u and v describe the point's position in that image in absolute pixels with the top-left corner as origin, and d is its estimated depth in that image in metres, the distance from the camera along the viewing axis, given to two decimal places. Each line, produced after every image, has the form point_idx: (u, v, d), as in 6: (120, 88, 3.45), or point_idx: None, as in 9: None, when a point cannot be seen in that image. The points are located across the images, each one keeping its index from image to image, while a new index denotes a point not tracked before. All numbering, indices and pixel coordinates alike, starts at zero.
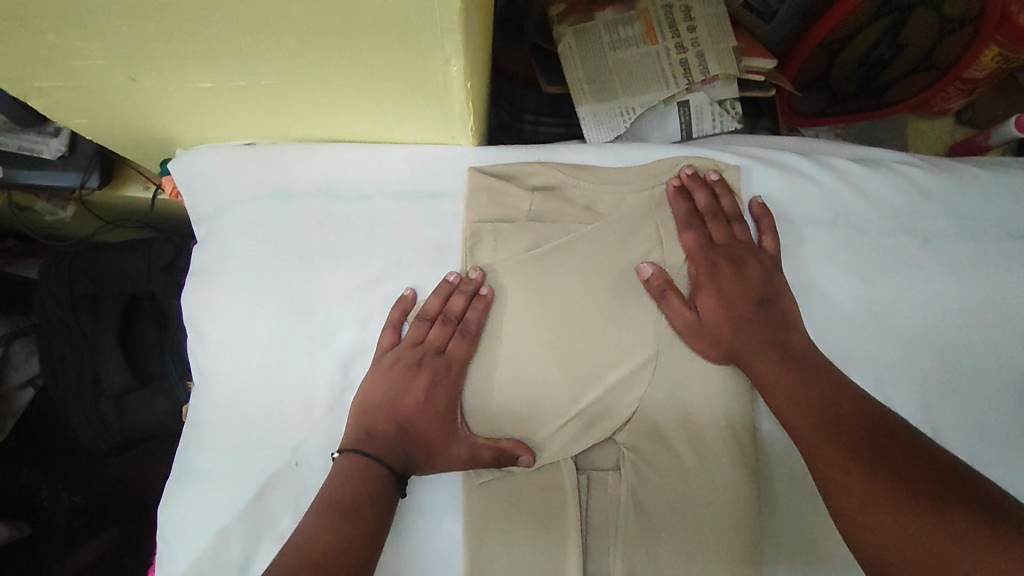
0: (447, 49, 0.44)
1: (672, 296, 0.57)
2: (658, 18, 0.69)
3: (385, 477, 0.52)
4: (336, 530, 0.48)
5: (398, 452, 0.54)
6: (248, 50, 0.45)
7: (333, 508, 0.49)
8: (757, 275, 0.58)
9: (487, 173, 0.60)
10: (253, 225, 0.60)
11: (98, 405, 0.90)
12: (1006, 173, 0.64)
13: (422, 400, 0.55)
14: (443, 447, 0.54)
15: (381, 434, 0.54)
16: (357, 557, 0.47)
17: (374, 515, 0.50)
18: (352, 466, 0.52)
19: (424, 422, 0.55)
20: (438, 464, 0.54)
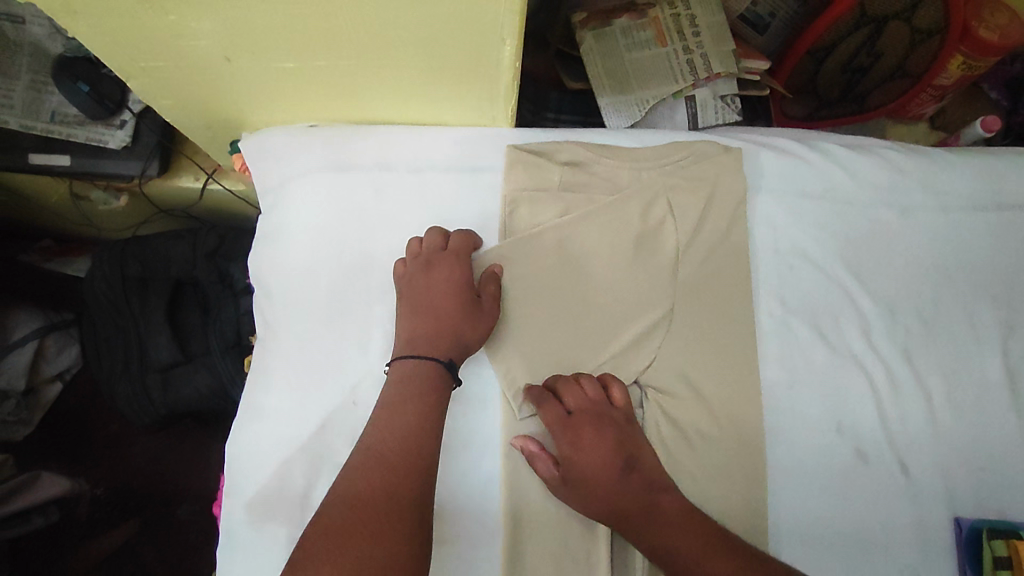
0: (506, 32, 0.53)
1: (540, 460, 0.59)
2: (667, 24, 0.79)
3: (440, 370, 0.58)
4: (393, 433, 0.54)
5: (444, 348, 0.59)
6: (336, 31, 0.54)
7: (389, 415, 0.55)
8: (619, 436, 0.59)
9: (523, 149, 0.69)
10: (317, 194, 0.68)
11: (145, 379, 0.95)
12: (972, 156, 0.73)
13: (445, 290, 0.62)
14: (473, 314, 0.61)
15: (421, 336, 0.60)
16: (418, 454, 0.53)
17: (426, 417, 0.55)
18: (401, 371, 0.58)
19: (452, 307, 0.61)
20: (478, 333, 0.61)
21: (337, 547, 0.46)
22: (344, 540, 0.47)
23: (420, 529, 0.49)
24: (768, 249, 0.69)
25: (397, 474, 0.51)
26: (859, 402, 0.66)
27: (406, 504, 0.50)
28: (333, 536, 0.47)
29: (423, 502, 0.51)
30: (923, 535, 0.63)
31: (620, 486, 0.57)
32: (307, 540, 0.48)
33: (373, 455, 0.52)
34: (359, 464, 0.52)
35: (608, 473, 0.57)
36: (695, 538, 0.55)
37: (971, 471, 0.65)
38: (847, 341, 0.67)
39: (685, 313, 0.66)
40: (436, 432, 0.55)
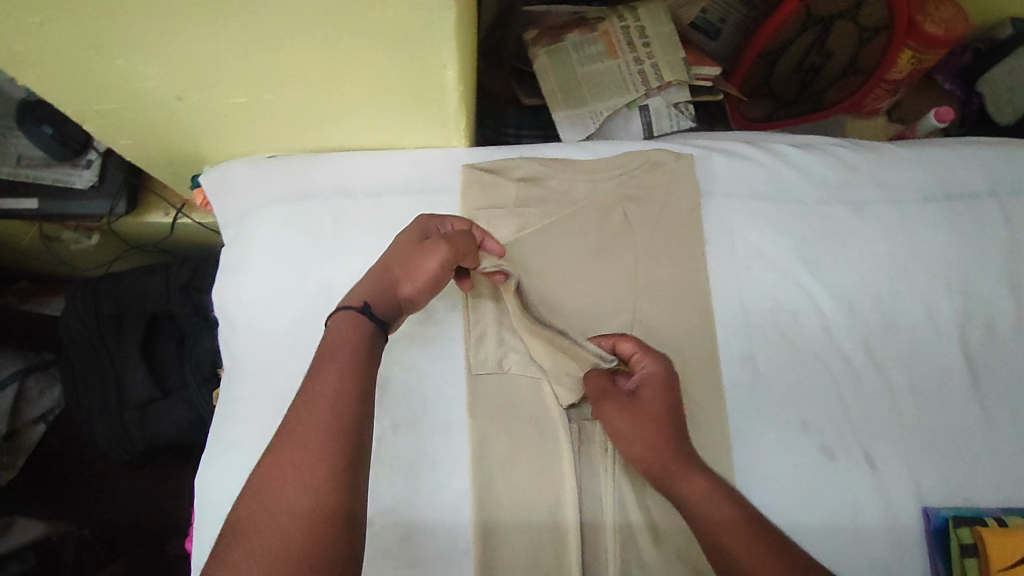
0: (445, 58, 0.54)
1: (607, 411, 0.60)
2: (617, 36, 0.81)
3: (350, 314, 0.55)
4: (308, 404, 0.49)
5: (361, 293, 0.57)
6: (279, 65, 0.55)
7: (305, 387, 0.50)
8: (673, 406, 0.60)
9: (478, 169, 0.70)
10: (278, 225, 0.69)
11: (122, 416, 0.95)
12: (920, 149, 0.75)
13: (394, 243, 0.61)
14: (405, 259, 0.60)
15: (351, 286, 0.59)
16: (337, 424, 0.48)
17: (346, 382, 0.50)
18: (324, 325, 0.56)
19: (388, 257, 0.60)
20: (405, 277, 0.59)
21: (243, 541, 0.42)
22: (250, 533, 0.43)
23: (343, 506, 0.45)
24: (724, 252, 0.70)
25: (312, 450, 0.46)
26: (822, 398, 0.67)
27: (324, 480, 0.45)
28: (239, 530, 0.43)
29: (346, 475, 0.46)
30: (893, 528, 0.64)
31: (671, 450, 0.57)
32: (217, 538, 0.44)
33: (285, 431, 0.48)
34: (271, 444, 0.47)
35: (667, 426, 0.58)
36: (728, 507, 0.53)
37: (937, 461, 0.66)
38: (807, 337, 0.69)
39: (645, 320, 0.67)
40: (359, 396, 0.50)
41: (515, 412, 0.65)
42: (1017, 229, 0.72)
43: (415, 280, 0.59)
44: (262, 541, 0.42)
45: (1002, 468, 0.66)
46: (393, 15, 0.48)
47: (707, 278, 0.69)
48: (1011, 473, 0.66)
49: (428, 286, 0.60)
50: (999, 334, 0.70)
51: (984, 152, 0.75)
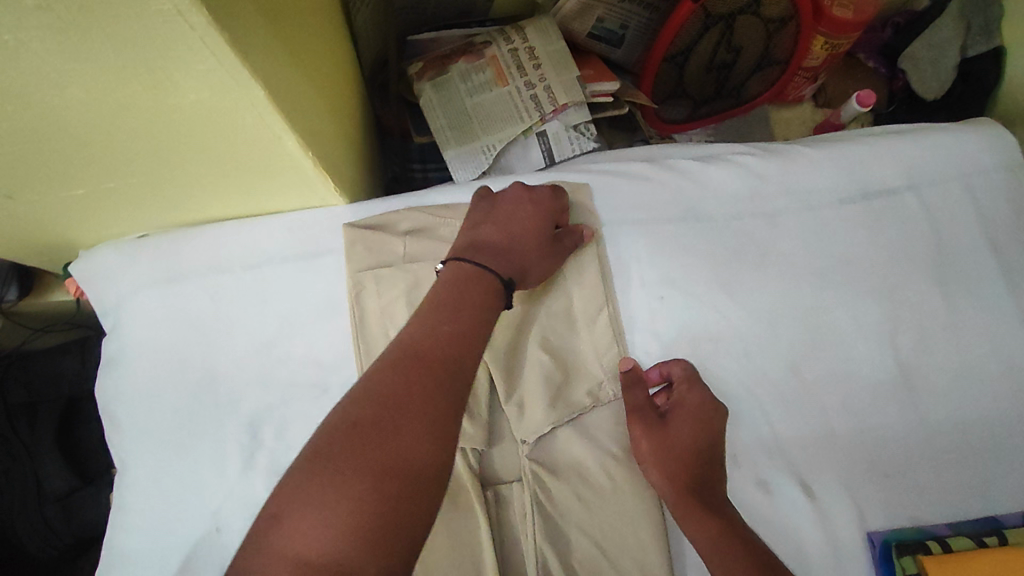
0: (280, 129, 0.48)
1: (635, 425, 0.60)
2: (505, 61, 0.76)
3: (498, 284, 0.55)
4: (437, 335, 0.49)
5: (507, 264, 0.57)
6: (97, 156, 0.49)
7: (433, 317, 0.50)
8: (706, 433, 0.60)
9: (360, 226, 0.65)
10: (154, 312, 0.64)
11: (44, 510, 0.87)
12: (832, 148, 0.71)
13: (525, 215, 0.61)
14: (540, 246, 0.61)
15: (487, 245, 0.58)
16: (460, 365, 0.48)
17: (472, 327, 0.51)
18: (460, 272, 0.55)
19: (526, 233, 0.60)
20: (535, 268, 0.61)
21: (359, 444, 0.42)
22: (364, 438, 0.42)
23: (452, 441, 0.45)
24: (634, 284, 0.66)
25: (436, 381, 0.46)
26: (752, 429, 0.63)
27: (443, 414, 0.45)
28: (354, 431, 0.42)
29: (458, 416, 0.46)
30: (837, 559, 0.60)
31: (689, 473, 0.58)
32: (321, 433, 0.43)
33: (412, 352, 0.47)
34: (396, 359, 0.47)
35: (701, 441, 0.60)
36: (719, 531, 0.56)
37: (878, 480, 0.62)
38: (730, 365, 0.64)
39: (561, 367, 0.63)
40: (478, 343, 0.51)
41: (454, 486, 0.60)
42: (938, 224, 0.69)
43: (540, 273, 0.61)
44: (377, 452, 0.42)
45: (946, 481, 0.62)
46: (194, 98, 0.42)
47: (616, 316, 0.65)
48: (955, 485, 0.62)
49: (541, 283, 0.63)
50: (930, 337, 0.66)
51: (897, 145, 0.71)
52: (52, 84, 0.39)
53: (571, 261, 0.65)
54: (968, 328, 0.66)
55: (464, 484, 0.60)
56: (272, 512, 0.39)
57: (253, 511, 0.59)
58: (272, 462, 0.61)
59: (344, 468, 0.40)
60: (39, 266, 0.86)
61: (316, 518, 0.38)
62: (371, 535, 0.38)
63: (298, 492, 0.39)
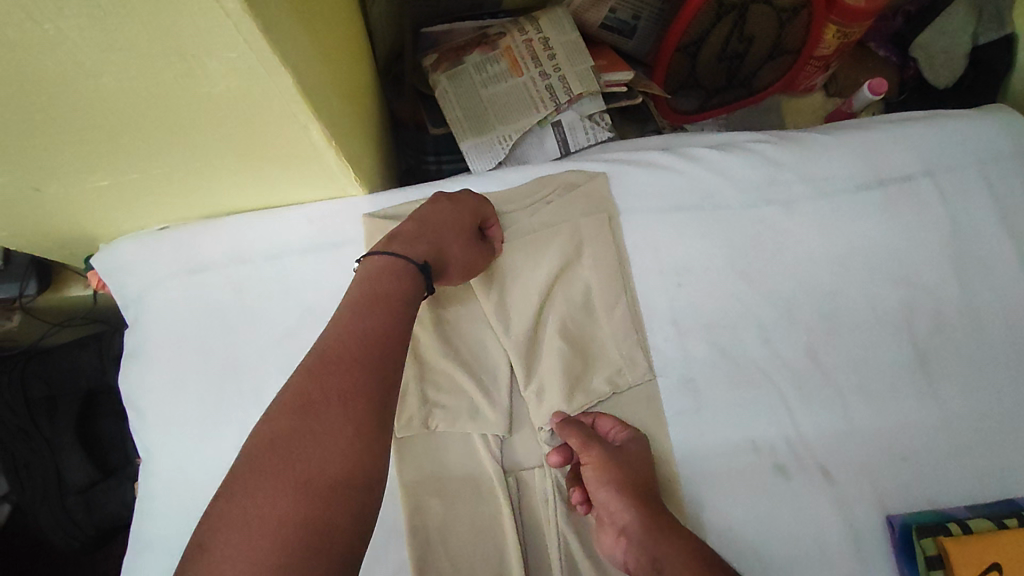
0: (305, 118, 0.49)
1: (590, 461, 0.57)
2: (519, 51, 0.76)
3: (409, 267, 0.55)
4: (354, 337, 0.49)
5: (419, 248, 0.57)
6: (125, 147, 0.49)
7: (349, 321, 0.50)
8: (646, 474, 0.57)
9: (379, 217, 0.66)
10: (177, 303, 0.65)
11: (65, 503, 0.89)
12: (847, 136, 0.71)
13: (441, 204, 0.61)
14: (458, 230, 0.60)
15: (401, 234, 0.58)
16: (381, 363, 0.48)
17: (388, 324, 0.51)
18: (374, 265, 0.55)
19: (443, 218, 0.60)
20: (455, 252, 0.60)
21: (280, 462, 0.42)
22: (286, 455, 0.42)
23: (379, 442, 0.45)
24: (651, 271, 0.67)
25: (356, 384, 0.46)
26: (770, 413, 0.63)
27: (366, 415, 0.45)
28: (274, 449, 0.42)
29: (382, 415, 0.47)
30: (858, 541, 0.60)
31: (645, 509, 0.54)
32: (241, 459, 0.42)
33: (328, 360, 0.47)
34: (314, 369, 0.47)
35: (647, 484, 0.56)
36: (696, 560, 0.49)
37: (896, 463, 0.62)
38: (748, 351, 0.65)
39: (580, 354, 0.64)
40: (396, 339, 0.51)
41: (478, 472, 0.61)
42: (954, 210, 0.69)
43: (462, 258, 0.61)
44: (301, 468, 0.42)
45: (964, 465, 0.62)
46: (223, 86, 0.43)
47: (633, 303, 0.65)
48: (974, 468, 0.62)
49: (466, 272, 0.62)
50: (947, 322, 0.66)
51: (913, 132, 0.71)
52: (86, 72, 0.39)
53: (589, 247, 0.66)
54: (985, 314, 0.67)
55: (489, 470, 0.60)
56: (195, 548, 0.38)
57: None
58: None
59: (269, 489, 0.40)
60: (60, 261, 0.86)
61: (244, 539, 0.38)
62: (304, 544, 0.39)
63: (221, 521, 0.39)
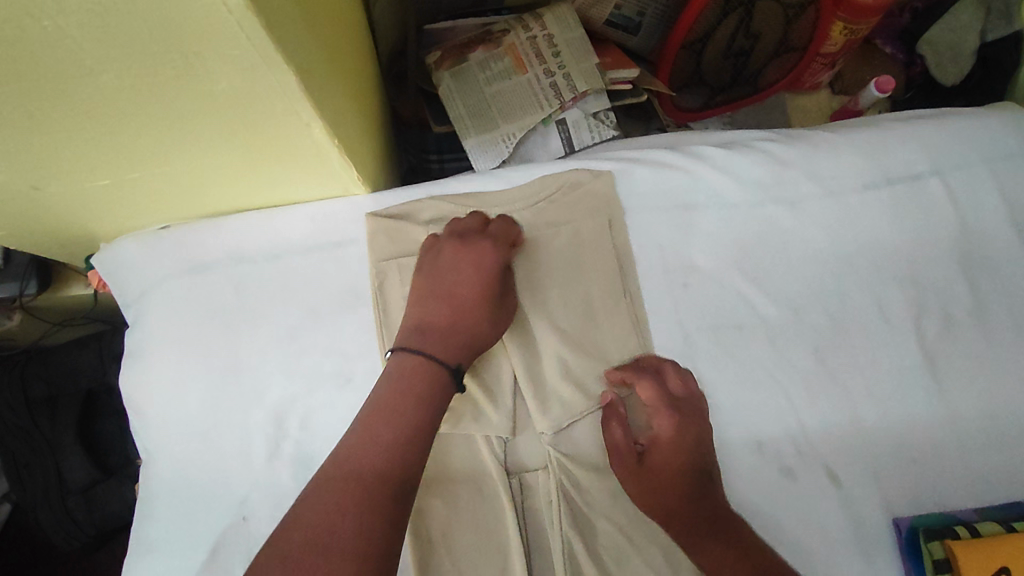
0: (308, 117, 0.48)
1: (618, 452, 0.58)
2: (524, 49, 0.76)
3: (444, 375, 0.53)
4: (376, 449, 0.49)
5: (451, 346, 0.55)
6: (126, 145, 0.49)
7: (372, 428, 0.50)
8: (696, 442, 0.57)
9: (382, 216, 0.65)
10: (179, 303, 0.64)
11: (66, 503, 0.88)
12: (855, 135, 0.70)
13: (467, 279, 0.58)
14: (491, 312, 0.58)
15: (430, 327, 0.56)
16: (401, 477, 0.48)
17: (412, 433, 0.50)
18: (404, 365, 0.53)
19: (472, 300, 0.58)
20: (492, 335, 0.58)
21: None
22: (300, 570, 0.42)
23: (391, 560, 0.45)
24: (656, 271, 0.66)
25: (375, 500, 0.46)
26: (775, 415, 0.63)
27: (379, 534, 0.45)
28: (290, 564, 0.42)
29: (397, 532, 0.47)
30: (863, 544, 0.60)
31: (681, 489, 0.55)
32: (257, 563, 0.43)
33: (351, 473, 0.47)
34: (336, 481, 0.47)
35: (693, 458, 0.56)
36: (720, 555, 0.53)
37: (903, 466, 0.62)
38: (755, 353, 0.64)
39: (586, 355, 0.63)
40: (420, 449, 0.50)
41: (481, 476, 0.60)
42: (962, 209, 0.68)
43: (497, 334, 0.58)
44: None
45: (972, 468, 0.62)
46: (227, 85, 0.42)
47: (637, 303, 0.65)
48: (981, 471, 0.62)
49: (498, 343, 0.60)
50: (955, 324, 0.66)
51: (922, 131, 0.70)
52: (87, 71, 0.39)
53: (593, 248, 0.66)
54: (993, 315, 0.66)
55: (493, 473, 0.60)
56: None
57: (279, 500, 0.59)
58: (297, 451, 0.61)
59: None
60: (60, 259, 0.86)
61: None
62: None
63: None
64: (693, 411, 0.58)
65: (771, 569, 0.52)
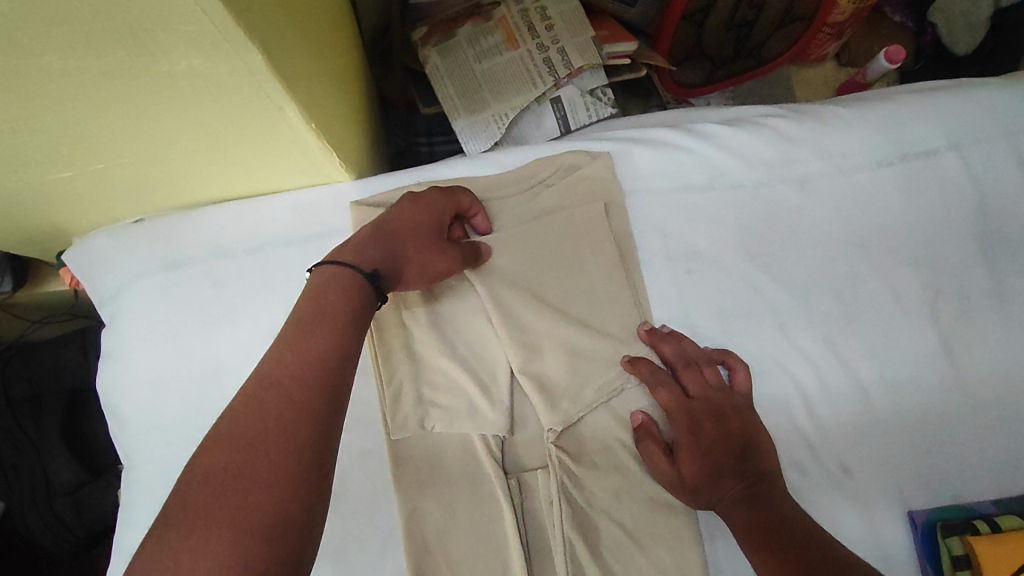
0: (279, 99, 0.44)
1: (657, 455, 0.56)
2: (515, 23, 0.71)
3: (359, 275, 0.49)
4: (299, 364, 0.43)
5: (371, 253, 0.51)
6: (84, 133, 0.45)
7: (290, 343, 0.44)
8: (729, 431, 0.56)
9: (369, 205, 0.62)
10: (155, 300, 0.60)
11: (53, 506, 0.85)
12: (868, 108, 0.67)
13: (403, 211, 0.55)
14: (422, 244, 0.54)
15: (356, 240, 0.52)
16: (329, 396, 0.42)
17: (335, 345, 0.44)
18: (324, 274, 0.49)
19: (399, 219, 0.54)
20: (416, 262, 0.53)
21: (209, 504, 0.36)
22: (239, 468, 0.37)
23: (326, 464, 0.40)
24: (658, 257, 0.63)
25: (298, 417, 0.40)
26: (785, 408, 0.60)
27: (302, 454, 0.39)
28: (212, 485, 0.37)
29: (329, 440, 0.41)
30: (879, 539, 0.57)
31: (711, 475, 0.55)
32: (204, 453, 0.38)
33: (269, 390, 0.41)
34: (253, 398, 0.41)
35: (727, 448, 0.56)
36: (763, 525, 0.52)
37: (918, 457, 0.59)
38: (763, 341, 0.61)
39: (587, 344, 0.60)
40: (347, 366, 0.45)
41: (479, 475, 0.57)
42: (981, 186, 0.65)
43: (424, 257, 0.54)
44: (232, 507, 0.36)
45: (989, 458, 0.59)
46: (185, 66, 0.39)
47: (640, 291, 0.62)
48: (1000, 462, 0.59)
49: (434, 265, 0.55)
50: (973, 306, 0.62)
51: (938, 103, 0.66)
52: (27, 52, 0.35)
53: (592, 233, 0.62)
54: (1013, 298, 0.63)
55: (492, 472, 0.57)
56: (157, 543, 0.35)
57: None
58: None
59: (204, 529, 0.35)
60: (33, 256, 0.81)
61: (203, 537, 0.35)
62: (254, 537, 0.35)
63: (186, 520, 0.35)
64: (734, 404, 0.57)
65: (807, 531, 0.51)
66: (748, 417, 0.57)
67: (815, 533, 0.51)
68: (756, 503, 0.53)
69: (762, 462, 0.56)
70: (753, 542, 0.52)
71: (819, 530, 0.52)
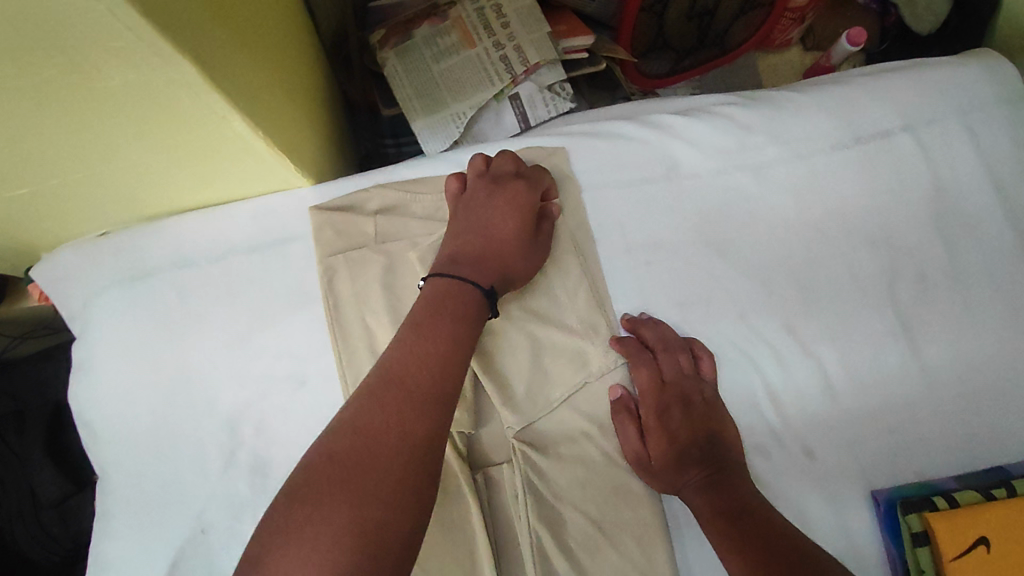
0: (222, 109, 0.45)
1: (630, 430, 0.58)
2: (471, 21, 0.72)
3: (477, 296, 0.54)
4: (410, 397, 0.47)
5: (485, 273, 0.56)
6: (32, 150, 0.46)
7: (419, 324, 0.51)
8: (697, 416, 0.58)
9: (328, 209, 0.63)
10: (120, 313, 0.61)
11: (40, 519, 0.86)
12: (822, 93, 0.67)
13: (498, 211, 0.59)
14: (523, 249, 0.59)
15: (465, 256, 0.57)
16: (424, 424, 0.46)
17: (452, 334, 0.51)
18: (439, 287, 0.54)
19: (504, 232, 0.58)
20: (520, 267, 0.58)
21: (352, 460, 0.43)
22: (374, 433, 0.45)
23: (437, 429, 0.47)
24: (617, 249, 0.63)
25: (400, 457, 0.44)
26: (746, 391, 0.61)
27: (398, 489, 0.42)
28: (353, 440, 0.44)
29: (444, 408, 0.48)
30: (842, 518, 0.58)
31: (676, 459, 0.57)
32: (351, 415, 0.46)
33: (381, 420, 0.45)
34: (358, 430, 0.45)
35: (691, 432, 0.57)
36: (722, 505, 0.54)
37: (880, 436, 0.60)
38: (722, 328, 0.62)
39: (548, 337, 0.60)
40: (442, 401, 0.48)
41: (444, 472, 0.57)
42: (935, 166, 0.65)
43: (528, 262, 0.59)
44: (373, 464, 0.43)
45: (949, 435, 0.60)
46: (121, 81, 0.39)
47: (599, 285, 0.62)
48: (960, 438, 0.60)
49: (533, 267, 0.60)
50: (931, 285, 0.63)
51: (890, 85, 0.67)
52: None
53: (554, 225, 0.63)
54: (970, 275, 0.63)
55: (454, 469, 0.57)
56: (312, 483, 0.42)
57: (238, 510, 0.57)
58: (254, 458, 0.59)
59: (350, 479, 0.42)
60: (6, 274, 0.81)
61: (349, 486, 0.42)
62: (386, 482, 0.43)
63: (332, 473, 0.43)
64: (702, 390, 0.59)
65: (763, 514, 0.52)
66: (714, 405, 0.59)
67: (773, 518, 0.52)
68: (717, 485, 0.55)
69: (726, 447, 0.57)
70: (711, 521, 0.53)
71: (775, 513, 0.53)
